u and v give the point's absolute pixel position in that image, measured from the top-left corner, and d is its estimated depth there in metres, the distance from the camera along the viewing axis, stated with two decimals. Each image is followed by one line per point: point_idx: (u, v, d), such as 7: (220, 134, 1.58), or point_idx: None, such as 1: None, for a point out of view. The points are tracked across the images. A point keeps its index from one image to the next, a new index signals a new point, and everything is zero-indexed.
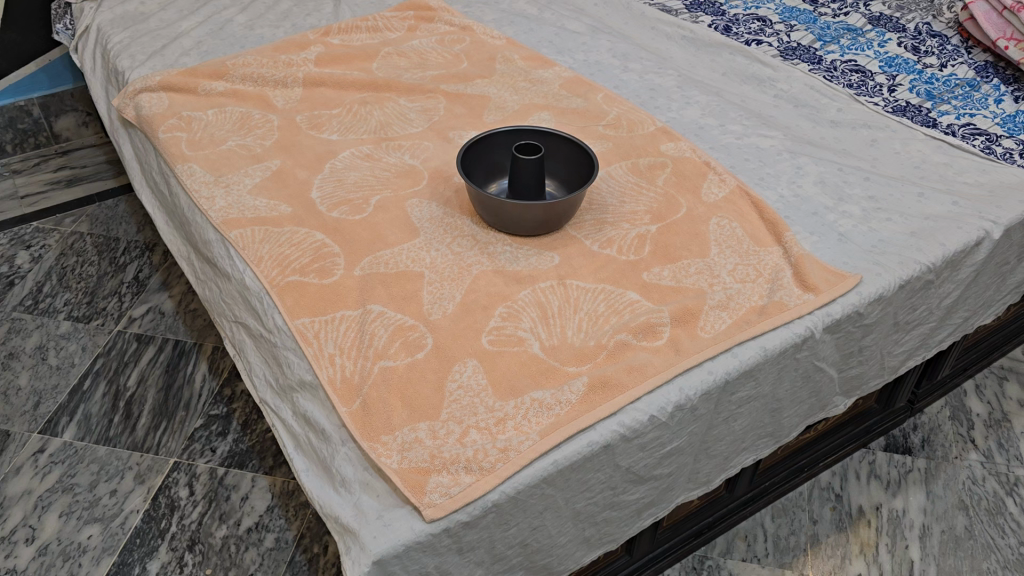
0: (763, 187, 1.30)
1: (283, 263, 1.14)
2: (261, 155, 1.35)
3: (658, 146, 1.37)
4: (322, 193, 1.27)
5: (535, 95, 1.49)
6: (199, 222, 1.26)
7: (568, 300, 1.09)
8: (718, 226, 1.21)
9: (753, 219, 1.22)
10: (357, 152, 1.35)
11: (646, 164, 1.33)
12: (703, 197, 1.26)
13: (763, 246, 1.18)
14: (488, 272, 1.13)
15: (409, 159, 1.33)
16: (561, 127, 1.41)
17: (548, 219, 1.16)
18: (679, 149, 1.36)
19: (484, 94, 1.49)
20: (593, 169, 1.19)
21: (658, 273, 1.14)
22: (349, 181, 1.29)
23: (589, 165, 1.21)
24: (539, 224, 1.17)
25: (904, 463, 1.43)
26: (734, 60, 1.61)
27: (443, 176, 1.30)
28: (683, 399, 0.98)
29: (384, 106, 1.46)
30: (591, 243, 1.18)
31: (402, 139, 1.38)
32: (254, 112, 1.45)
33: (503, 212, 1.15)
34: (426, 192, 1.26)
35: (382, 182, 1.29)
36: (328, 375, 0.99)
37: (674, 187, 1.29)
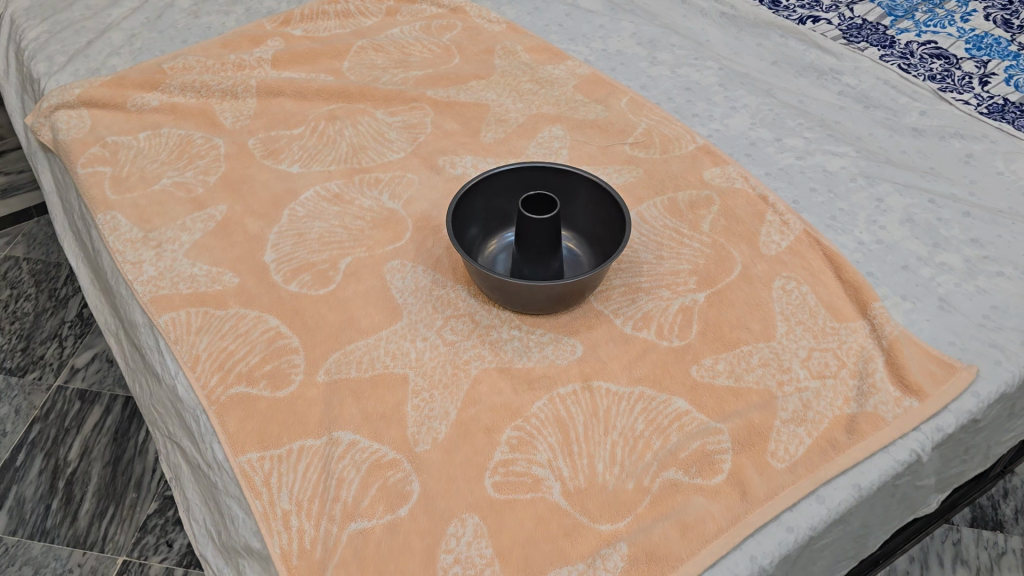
0: (837, 230, 1.02)
1: (225, 365, 0.88)
2: (202, 199, 1.08)
3: (699, 173, 1.09)
4: (278, 253, 1.00)
5: (543, 101, 1.20)
6: (124, 296, 1.00)
7: (597, 415, 0.84)
8: (784, 292, 0.95)
9: (829, 282, 0.96)
10: (323, 192, 1.07)
11: (686, 202, 1.05)
12: (762, 248, 0.99)
13: (844, 323, 0.91)
14: (490, 373, 0.87)
15: (388, 201, 1.06)
16: (577, 148, 1.13)
17: (566, 295, 0.89)
18: (727, 176, 1.08)
19: (480, 102, 1.21)
20: (624, 224, 0.91)
21: (712, 367, 0.88)
22: (312, 236, 1.02)
23: (615, 217, 0.94)
24: (554, 300, 0.90)
25: (995, 544, 1.20)
26: (786, 44, 1.31)
27: (431, 225, 1.03)
28: (757, 570, 0.74)
29: (356, 122, 1.18)
30: (622, 322, 0.92)
31: (378, 171, 1.10)
32: (196, 134, 1.17)
33: (509, 290, 0.89)
34: (410, 250, 1.00)
35: (354, 236, 1.01)
36: (280, 547, 0.75)
37: (725, 233, 1.01)
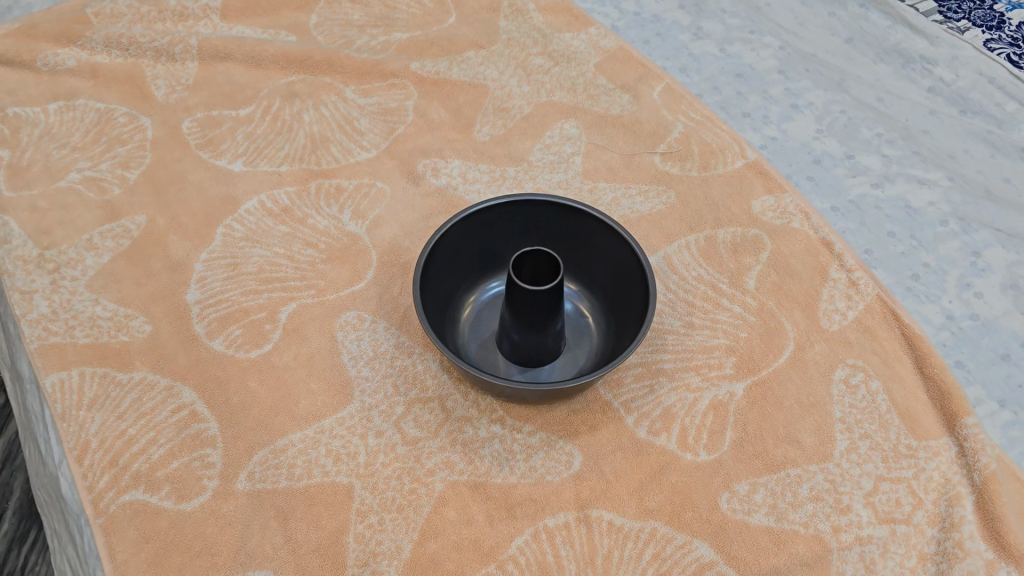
0: (921, 296, 0.80)
1: (120, 459, 0.69)
2: (118, 203, 0.85)
3: (747, 202, 0.85)
4: (203, 292, 0.79)
5: (555, 85, 0.96)
6: (11, 335, 0.79)
7: (594, 565, 0.64)
8: (847, 389, 0.73)
9: (906, 376, 0.74)
10: (269, 203, 0.85)
11: (729, 244, 0.82)
12: (821, 320, 0.77)
13: (923, 441, 0.70)
14: (459, 492, 0.68)
15: (349, 223, 0.83)
16: (594, 155, 0.90)
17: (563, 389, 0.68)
18: (782, 210, 0.85)
19: (477, 82, 0.96)
20: (645, 292, 0.70)
21: (748, 497, 0.68)
22: (248, 269, 0.80)
23: (631, 277, 0.73)
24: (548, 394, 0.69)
25: None
26: (867, 17, 1.05)
27: (400, 262, 0.81)
28: None
29: (319, 103, 0.94)
30: (635, 420, 0.72)
31: (341, 176, 0.87)
32: (119, 108, 0.94)
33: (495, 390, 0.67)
34: (371, 298, 0.78)
35: (301, 273, 0.80)
36: None
37: (775, 294, 0.79)
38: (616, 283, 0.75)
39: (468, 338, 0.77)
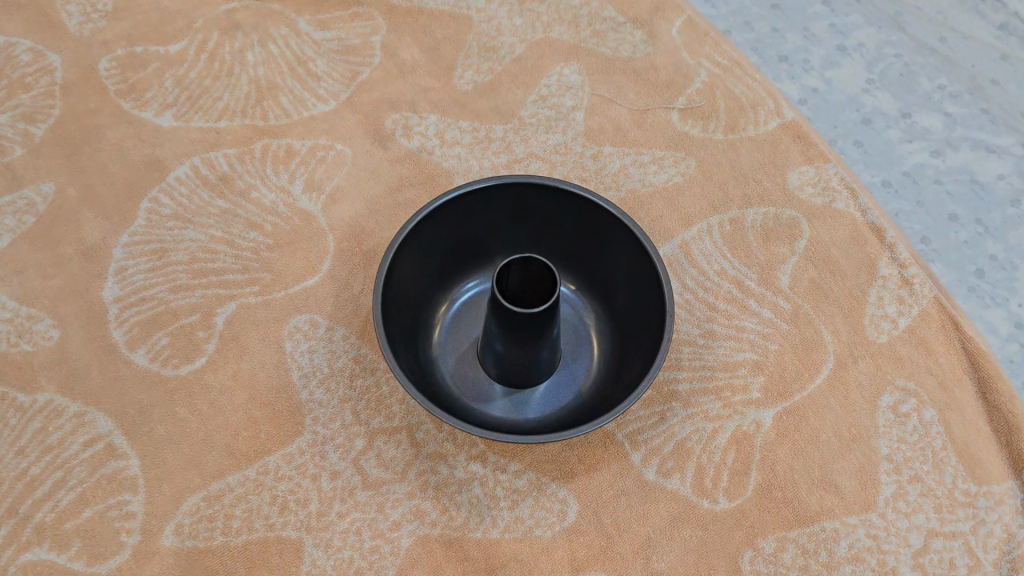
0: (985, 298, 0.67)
1: (19, 508, 0.56)
2: (20, 167, 0.70)
3: (781, 175, 0.71)
4: (123, 287, 0.65)
5: (553, 18, 0.80)
6: None
7: None
8: (896, 419, 0.62)
9: (966, 403, 0.62)
10: (204, 170, 0.70)
11: (758, 230, 0.69)
12: (866, 329, 0.65)
13: (985, 488, 0.59)
14: (430, 550, 0.56)
15: (300, 197, 0.68)
16: (599, 111, 0.75)
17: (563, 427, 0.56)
18: (824, 184, 0.71)
19: (459, 13, 0.80)
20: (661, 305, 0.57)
21: (775, 558, 0.57)
22: (177, 258, 0.66)
23: (642, 281, 0.59)
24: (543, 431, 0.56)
25: None
26: None
27: (362, 249, 0.66)
28: None
29: (267, 38, 0.78)
30: (643, 457, 0.60)
31: (292, 134, 0.72)
32: (22, 42, 0.77)
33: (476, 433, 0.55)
34: (327, 297, 0.64)
35: (242, 263, 0.66)
36: None
37: (813, 295, 0.66)
38: (624, 286, 0.62)
39: (442, 347, 0.64)
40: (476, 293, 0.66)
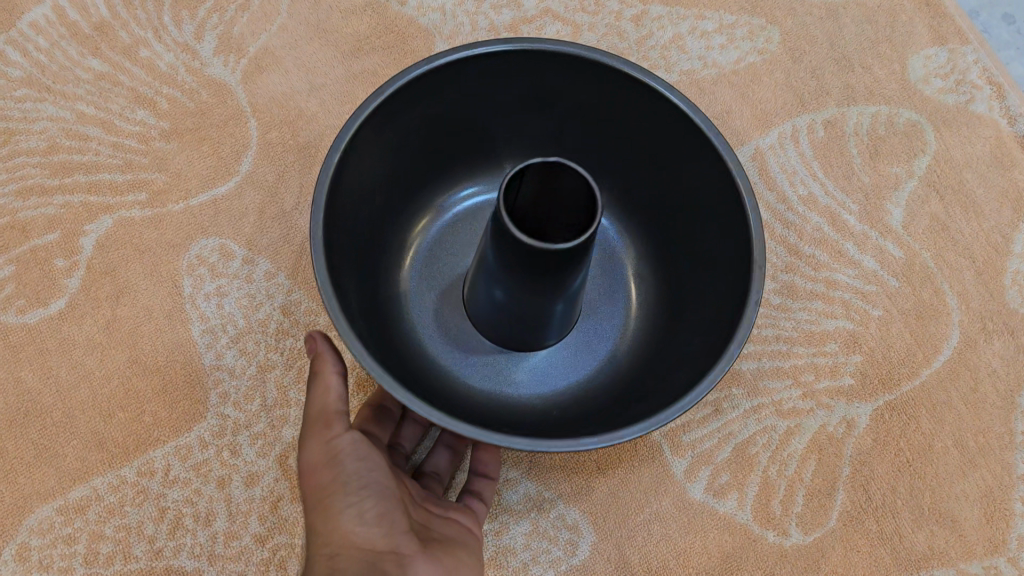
0: None
1: None
2: None
3: (900, 60, 0.51)
4: None
5: None
6: None
7: None
8: None
9: None
10: (70, 14, 0.48)
11: (864, 140, 0.49)
12: (1007, 293, 0.47)
13: None
14: None
15: (210, 59, 0.47)
16: None
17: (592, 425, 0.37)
18: (959, 75, 0.51)
19: None
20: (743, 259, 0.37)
21: None
22: (27, 144, 0.45)
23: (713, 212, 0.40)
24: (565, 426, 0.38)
25: None
26: None
27: (299, 143, 0.46)
28: None
29: None
30: (686, 467, 0.43)
31: None
32: None
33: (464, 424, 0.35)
34: (244, 213, 0.44)
35: (123, 156, 0.45)
36: None
37: (935, 238, 0.47)
38: (684, 223, 0.42)
39: (415, 284, 0.44)
40: (468, 212, 0.46)
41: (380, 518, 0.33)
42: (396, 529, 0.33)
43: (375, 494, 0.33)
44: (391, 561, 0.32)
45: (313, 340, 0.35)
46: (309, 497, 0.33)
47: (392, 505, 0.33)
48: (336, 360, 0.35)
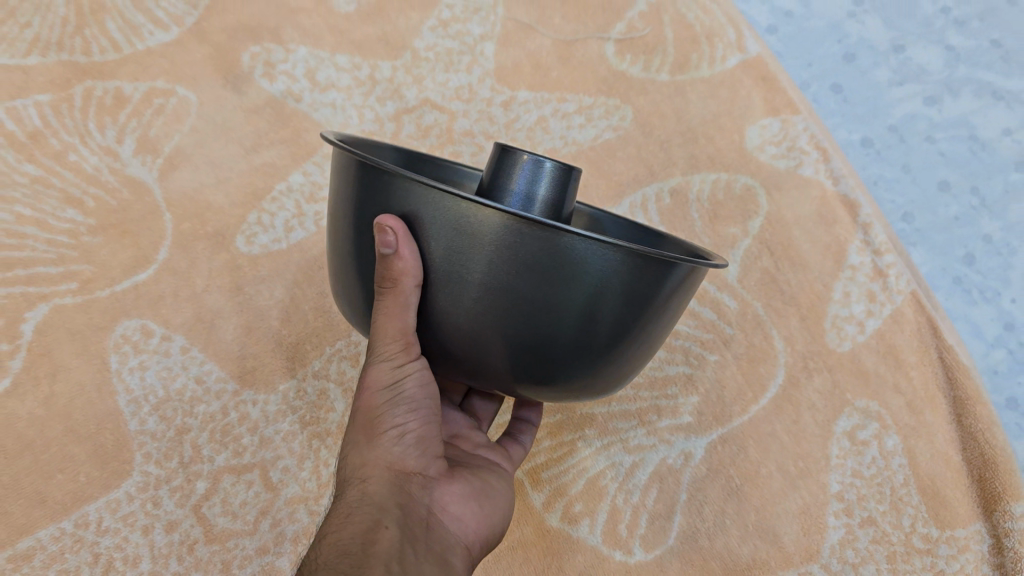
0: (983, 287, 0.56)
1: None
2: None
3: (740, 130, 0.58)
4: None
5: None
6: None
7: None
8: (852, 449, 0.52)
9: (935, 428, 0.52)
10: (7, 122, 0.55)
11: (705, 205, 0.56)
12: (826, 335, 0.54)
13: (949, 530, 0.50)
14: None
15: (131, 160, 0.55)
16: (516, 43, 0.60)
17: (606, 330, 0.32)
18: (789, 142, 0.58)
19: None
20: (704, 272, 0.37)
21: None
22: None
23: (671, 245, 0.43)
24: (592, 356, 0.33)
25: None
26: None
27: (207, 231, 0.54)
28: None
29: None
30: (546, 501, 0.50)
31: (121, 73, 0.57)
32: None
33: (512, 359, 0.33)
34: (164, 297, 0.52)
35: (55, 250, 0.52)
36: None
37: (766, 290, 0.55)
38: None
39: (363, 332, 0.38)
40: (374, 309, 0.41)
41: (417, 441, 0.36)
42: (427, 453, 0.37)
43: (420, 416, 0.36)
44: (420, 480, 0.36)
45: (387, 233, 0.30)
46: (366, 398, 0.36)
47: (430, 433, 0.37)
48: (416, 261, 0.31)
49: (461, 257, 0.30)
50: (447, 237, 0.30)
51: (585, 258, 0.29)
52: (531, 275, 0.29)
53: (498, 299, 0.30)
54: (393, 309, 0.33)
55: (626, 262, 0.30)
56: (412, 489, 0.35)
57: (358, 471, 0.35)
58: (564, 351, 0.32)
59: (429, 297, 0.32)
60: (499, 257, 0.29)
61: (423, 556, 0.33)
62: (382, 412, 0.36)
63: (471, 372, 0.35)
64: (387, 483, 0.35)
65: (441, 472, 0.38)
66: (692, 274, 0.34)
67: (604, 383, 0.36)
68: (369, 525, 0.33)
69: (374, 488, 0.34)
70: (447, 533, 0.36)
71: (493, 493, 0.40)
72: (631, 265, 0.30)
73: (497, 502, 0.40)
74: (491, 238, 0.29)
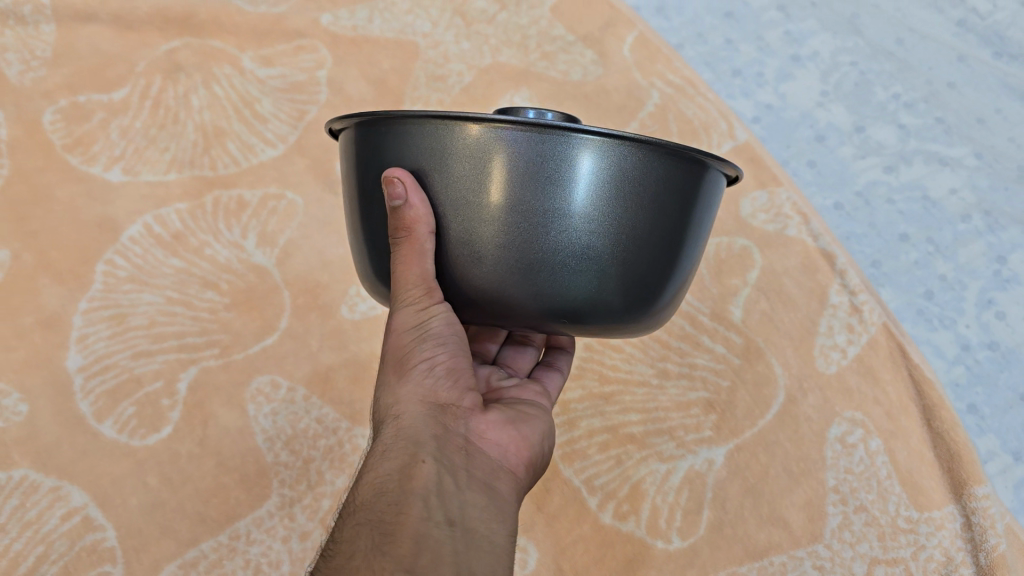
0: (942, 316, 0.68)
1: None
2: None
3: (736, 202, 0.72)
4: (88, 356, 0.65)
5: (501, 40, 0.78)
6: None
7: None
8: (843, 450, 0.64)
9: (910, 431, 0.64)
10: (156, 228, 0.71)
11: (711, 262, 0.70)
12: (816, 360, 0.67)
13: (925, 512, 0.62)
14: None
15: (254, 251, 0.69)
16: None
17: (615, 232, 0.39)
18: (777, 211, 0.71)
19: (405, 39, 0.77)
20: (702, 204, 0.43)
21: None
22: (136, 321, 0.67)
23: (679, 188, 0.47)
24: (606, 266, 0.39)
25: None
26: None
27: (317, 303, 0.69)
28: None
29: (210, 78, 0.75)
30: (600, 502, 0.63)
31: (242, 184, 0.72)
32: None
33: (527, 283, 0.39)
34: (288, 357, 0.66)
35: (201, 325, 0.67)
36: None
37: (764, 327, 0.68)
38: None
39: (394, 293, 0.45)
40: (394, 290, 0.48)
41: (447, 368, 0.44)
42: (459, 383, 0.45)
43: (447, 349, 0.44)
44: (454, 412, 0.44)
45: (396, 184, 0.38)
46: (397, 341, 0.44)
47: (459, 364, 0.45)
48: (426, 208, 0.38)
49: (481, 184, 0.37)
50: (463, 169, 0.37)
51: (586, 159, 0.37)
52: (541, 176, 0.37)
53: (513, 212, 0.37)
54: (412, 257, 0.40)
55: (618, 152, 0.37)
56: (445, 420, 0.43)
57: (398, 405, 0.43)
58: (577, 262, 0.38)
59: (441, 239, 0.40)
60: (515, 171, 0.37)
61: (460, 476, 0.40)
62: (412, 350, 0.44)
63: (496, 308, 0.41)
64: (423, 417, 0.42)
65: (474, 403, 0.45)
66: (687, 186, 0.40)
67: (627, 302, 0.41)
68: (408, 458, 0.39)
69: (411, 422, 0.42)
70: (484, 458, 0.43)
71: (523, 422, 0.47)
72: (619, 155, 0.37)
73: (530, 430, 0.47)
74: (506, 158, 0.36)
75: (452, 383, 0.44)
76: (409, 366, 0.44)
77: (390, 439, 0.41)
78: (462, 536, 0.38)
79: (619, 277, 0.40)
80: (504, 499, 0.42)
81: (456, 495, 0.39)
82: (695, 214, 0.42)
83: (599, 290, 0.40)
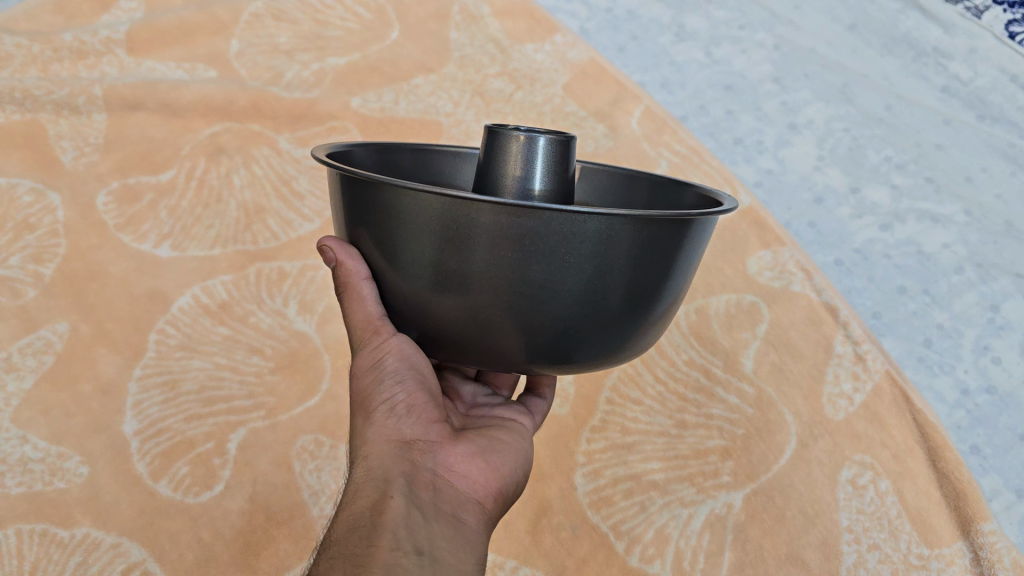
0: (941, 364, 0.72)
1: None
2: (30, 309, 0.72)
3: (742, 261, 0.78)
4: (142, 421, 0.69)
5: (519, 118, 0.84)
6: None
7: None
8: (855, 492, 0.68)
9: (917, 471, 0.68)
10: (204, 299, 0.76)
11: (722, 317, 0.75)
12: (825, 407, 0.71)
13: (938, 549, 0.66)
14: None
15: (296, 319, 0.75)
16: None
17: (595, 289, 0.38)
18: (781, 269, 0.77)
19: (429, 119, 0.84)
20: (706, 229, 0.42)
21: None
22: (188, 387, 0.71)
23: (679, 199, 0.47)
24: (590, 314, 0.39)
25: None
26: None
27: None
28: None
29: (250, 159, 0.82)
30: (627, 545, 0.66)
31: (282, 257, 0.78)
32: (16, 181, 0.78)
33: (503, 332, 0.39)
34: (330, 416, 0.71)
35: (248, 389, 0.72)
36: None
37: (775, 378, 0.72)
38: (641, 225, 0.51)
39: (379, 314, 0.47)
40: None
41: (407, 408, 0.48)
42: (421, 420, 0.49)
43: (406, 388, 0.49)
44: (419, 448, 0.48)
45: (328, 250, 0.44)
46: (361, 389, 0.49)
47: (419, 402, 0.49)
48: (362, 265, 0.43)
49: (459, 243, 0.37)
50: (437, 226, 0.37)
51: (565, 226, 0.35)
52: (519, 238, 0.36)
53: (492, 271, 0.37)
54: (354, 306, 0.45)
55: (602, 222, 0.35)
56: (411, 456, 0.47)
57: (364, 448, 0.47)
58: (559, 313, 0.38)
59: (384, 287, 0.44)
60: (491, 236, 0.36)
61: (426, 510, 0.44)
62: (374, 394, 0.49)
63: (482, 354, 0.41)
64: (390, 457, 0.46)
65: (440, 436, 0.49)
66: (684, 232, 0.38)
67: (618, 338, 0.41)
68: (375, 495, 0.43)
69: (379, 462, 0.46)
70: (450, 491, 0.47)
71: (493, 450, 0.50)
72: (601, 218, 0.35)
73: (501, 459, 0.50)
74: (480, 222, 0.36)
75: (415, 420, 0.49)
76: (373, 409, 0.49)
77: (361, 477, 0.45)
78: (429, 563, 0.41)
79: (607, 310, 0.39)
80: (470, 530, 0.45)
81: (423, 528, 0.43)
82: (693, 235, 0.40)
83: (587, 335, 0.40)
